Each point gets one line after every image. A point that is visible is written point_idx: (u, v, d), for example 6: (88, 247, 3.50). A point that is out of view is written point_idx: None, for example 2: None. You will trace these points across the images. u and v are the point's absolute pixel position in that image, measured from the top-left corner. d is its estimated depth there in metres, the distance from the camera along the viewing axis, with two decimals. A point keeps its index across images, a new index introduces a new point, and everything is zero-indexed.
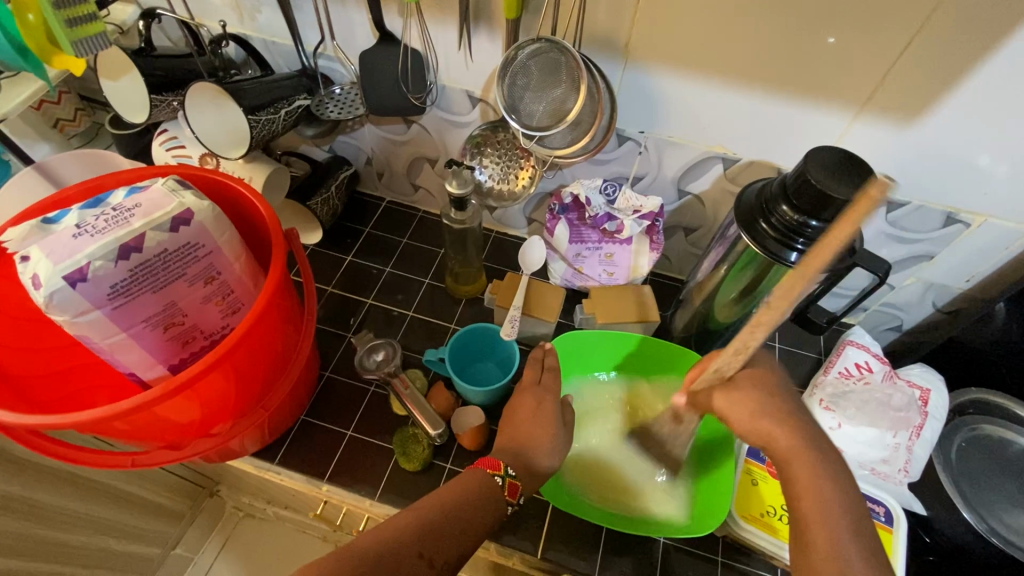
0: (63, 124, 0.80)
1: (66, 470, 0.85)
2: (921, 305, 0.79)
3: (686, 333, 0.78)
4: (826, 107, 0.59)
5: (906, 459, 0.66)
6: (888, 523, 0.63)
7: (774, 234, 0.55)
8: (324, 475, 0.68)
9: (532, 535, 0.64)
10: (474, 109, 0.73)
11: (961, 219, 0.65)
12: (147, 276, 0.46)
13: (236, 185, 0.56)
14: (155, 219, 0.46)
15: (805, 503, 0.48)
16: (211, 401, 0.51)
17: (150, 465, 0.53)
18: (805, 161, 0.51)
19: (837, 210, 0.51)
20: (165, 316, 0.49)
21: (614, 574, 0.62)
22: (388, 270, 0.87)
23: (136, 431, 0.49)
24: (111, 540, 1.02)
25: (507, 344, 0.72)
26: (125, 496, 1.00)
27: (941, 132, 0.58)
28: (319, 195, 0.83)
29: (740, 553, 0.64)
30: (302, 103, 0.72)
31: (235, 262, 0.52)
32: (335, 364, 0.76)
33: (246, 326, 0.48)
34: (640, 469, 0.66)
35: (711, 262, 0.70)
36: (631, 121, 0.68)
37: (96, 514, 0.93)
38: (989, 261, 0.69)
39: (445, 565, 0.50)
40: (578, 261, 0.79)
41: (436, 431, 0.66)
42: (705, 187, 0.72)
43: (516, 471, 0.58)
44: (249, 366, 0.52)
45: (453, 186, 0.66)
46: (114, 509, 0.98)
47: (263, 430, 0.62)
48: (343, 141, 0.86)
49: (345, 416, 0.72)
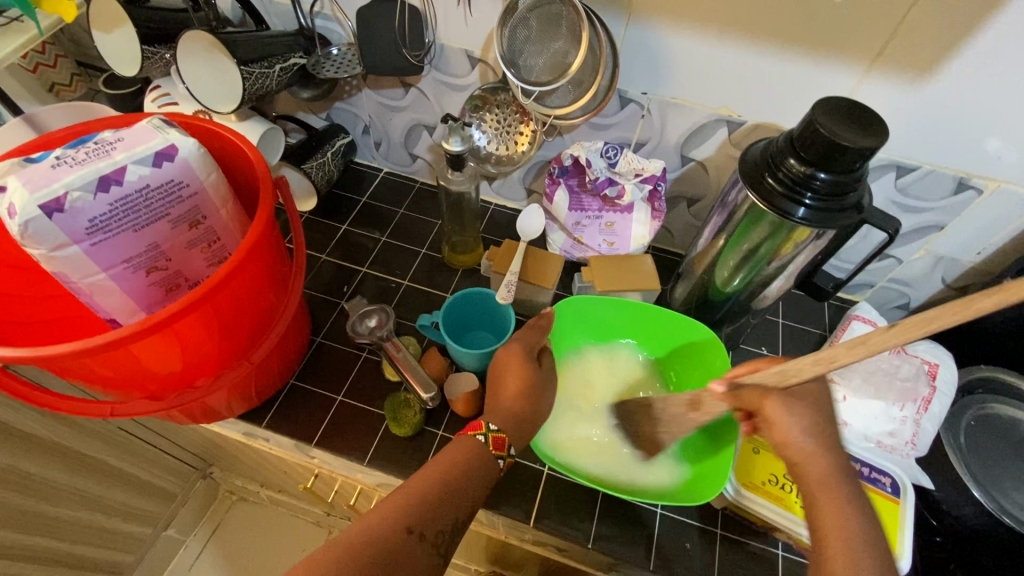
0: (58, 88, 0.79)
1: (55, 442, 0.83)
2: (929, 281, 0.77)
3: (686, 306, 0.76)
4: (835, 63, 0.57)
5: (914, 432, 0.63)
6: (896, 494, 0.60)
7: (780, 190, 0.53)
8: (312, 439, 0.66)
9: (525, 505, 0.62)
10: (473, 70, 0.71)
11: (974, 184, 0.63)
12: (127, 212, 0.44)
13: (226, 133, 0.55)
14: (137, 153, 0.44)
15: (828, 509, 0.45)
16: (193, 349, 0.49)
17: (129, 416, 0.52)
18: (813, 112, 0.49)
19: (846, 162, 0.49)
20: (147, 258, 0.47)
21: (607, 546, 0.60)
22: (383, 240, 0.85)
23: (115, 376, 0.48)
24: (102, 517, 1.00)
25: (502, 310, 0.70)
26: (117, 473, 0.99)
27: (953, 91, 0.56)
28: (314, 159, 0.81)
29: (739, 526, 0.62)
30: (297, 62, 0.70)
31: (221, 207, 0.51)
32: (326, 330, 0.75)
33: (229, 269, 0.47)
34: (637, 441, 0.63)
35: (709, 232, 0.67)
36: (634, 82, 0.66)
37: (87, 489, 0.92)
38: (1001, 231, 0.66)
39: (439, 537, 0.48)
40: (577, 231, 0.76)
41: (427, 396, 0.65)
42: (709, 153, 0.70)
43: (499, 424, 0.55)
44: (233, 314, 0.51)
45: (449, 142, 0.65)
46: (106, 486, 0.97)
47: (249, 388, 0.60)
48: (340, 109, 0.85)
49: (336, 382, 0.70)
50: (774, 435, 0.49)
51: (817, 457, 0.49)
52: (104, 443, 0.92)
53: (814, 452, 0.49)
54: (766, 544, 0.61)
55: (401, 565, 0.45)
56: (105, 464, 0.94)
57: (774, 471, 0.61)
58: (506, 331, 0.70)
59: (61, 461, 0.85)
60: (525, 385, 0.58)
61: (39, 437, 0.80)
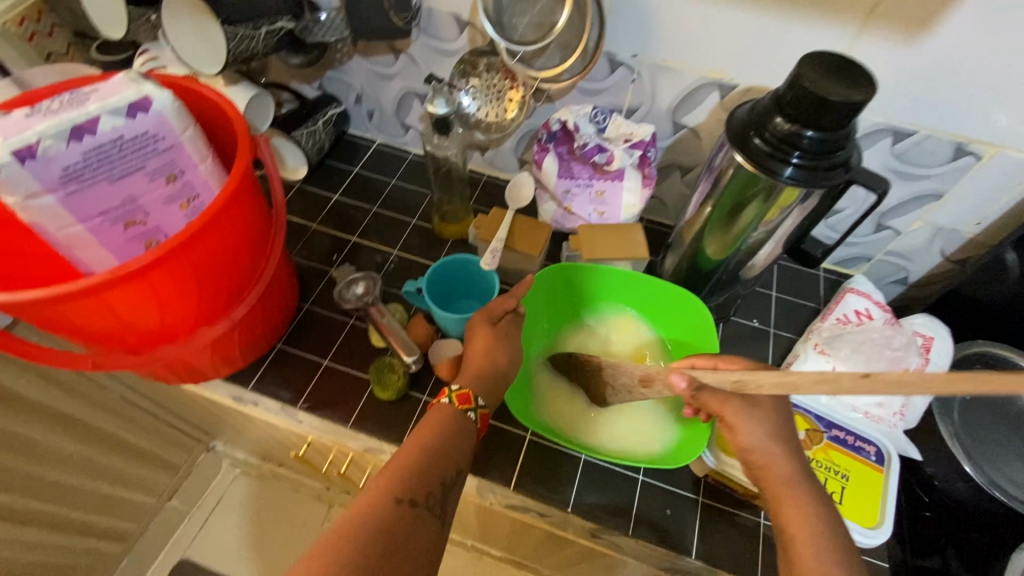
0: (55, 57, 0.78)
1: (57, 408, 0.85)
2: (928, 254, 0.75)
3: (675, 277, 0.74)
4: (826, 21, 0.56)
5: (902, 404, 0.60)
6: (879, 462, 0.59)
7: (767, 149, 0.52)
8: (298, 403, 0.66)
9: (506, 468, 0.62)
10: (462, 35, 0.71)
11: (971, 150, 0.61)
12: (102, 163, 0.45)
13: (207, 92, 0.55)
14: (110, 103, 0.44)
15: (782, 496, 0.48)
16: (171, 304, 0.50)
17: (111, 370, 0.52)
18: (798, 67, 0.48)
19: (835, 117, 0.48)
20: (124, 212, 0.48)
21: (586, 511, 0.60)
22: (373, 210, 0.85)
23: (94, 328, 0.48)
24: (106, 485, 1.02)
25: (487, 277, 0.69)
26: (120, 443, 1.00)
27: (948, 49, 0.54)
28: (305, 127, 0.82)
29: (720, 493, 0.62)
30: (284, 25, 0.69)
31: (200, 163, 0.51)
32: (315, 297, 0.75)
33: (203, 222, 0.47)
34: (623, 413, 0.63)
35: (696, 200, 0.66)
36: (623, 45, 0.65)
37: (91, 456, 0.93)
38: (1000, 200, 0.64)
39: (430, 500, 0.48)
40: (567, 200, 0.75)
41: (410, 358, 0.65)
42: (701, 120, 0.69)
43: (462, 383, 0.55)
44: (211, 270, 0.51)
45: (433, 105, 0.64)
46: (109, 455, 0.98)
47: (232, 349, 0.61)
48: (331, 77, 0.84)
49: (322, 346, 0.70)
50: (738, 439, 0.51)
51: None
52: (106, 411, 0.93)
53: (778, 458, 0.51)
54: (747, 511, 0.61)
55: (400, 533, 0.45)
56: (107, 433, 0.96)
57: None
58: (490, 296, 0.70)
59: (62, 428, 0.86)
60: (501, 347, 0.58)
61: (43, 404, 0.81)
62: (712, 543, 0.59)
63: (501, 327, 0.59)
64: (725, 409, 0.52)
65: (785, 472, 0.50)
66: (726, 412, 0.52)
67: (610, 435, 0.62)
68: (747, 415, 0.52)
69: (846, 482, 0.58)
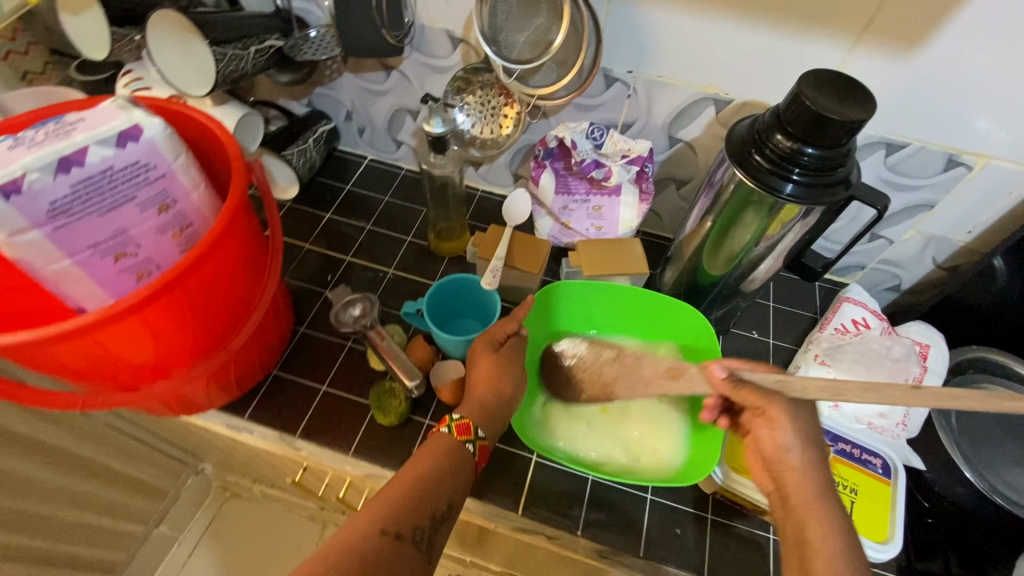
0: (31, 77, 0.76)
1: (43, 440, 0.82)
2: (920, 262, 0.76)
3: (675, 291, 0.75)
4: (821, 37, 0.56)
5: (904, 414, 0.61)
6: (886, 475, 0.60)
7: (767, 167, 0.52)
8: (296, 432, 0.64)
9: (512, 492, 0.61)
10: (456, 51, 0.70)
11: (963, 161, 0.62)
12: (91, 195, 0.43)
13: (197, 116, 0.53)
14: (98, 132, 0.43)
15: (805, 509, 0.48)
16: (166, 339, 0.48)
17: (101, 408, 0.51)
18: (797, 84, 0.48)
19: (834, 135, 0.48)
20: (115, 245, 0.45)
21: (596, 532, 0.59)
22: (367, 228, 0.84)
23: (85, 367, 0.46)
24: (93, 516, 0.98)
25: (487, 296, 0.68)
26: (108, 471, 0.97)
27: (940, 64, 0.55)
28: (295, 146, 0.80)
29: (728, 510, 0.61)
30: (274, 44, 0.68)
31: (192, 191, 0.49)
32: (310, 320, 0.73)
33: (199, 253, 0.45)
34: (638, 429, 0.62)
35: (696, 215, 0.66)
36: (619, 61, 0.65)
37: (76, 488, 0.90)
38: (991, 209, 0.65)
39: (417, 535, 0.47)
40: (564, 215, 0.75)
41: (413, 383, 0.63)
42: (697, 134, 0.69)
43: (463, 412, 0.54)
44: (207, 302, 0.49)
45: (429, 124, 0.63)
46: (96, 484, 0.95)
47: (229, 379, 0.59)
48: (321, 94, 0.83)
49: (319, 372, 0.68)
50: (777, 436, 0.51)
51: None
52: (92, 440, 0.90)
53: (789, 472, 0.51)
54: (757, 527, 0.61)
55: (383, 568, 0.44)
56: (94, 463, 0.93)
57: None
58: (491, 316, 0.69)
59: (48, 459, 0.83)
60: (502, 372, 0.57)
61: (29, 436, 0.78)
62: (722, 560, 0.59)
63: (504, 353, 0.58)
64: (768, 404, 0.50)
65: (795, 488, 0.50)
66: (770, 408, 0.51)
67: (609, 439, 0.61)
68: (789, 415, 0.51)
69: (856, 496, 0.58)
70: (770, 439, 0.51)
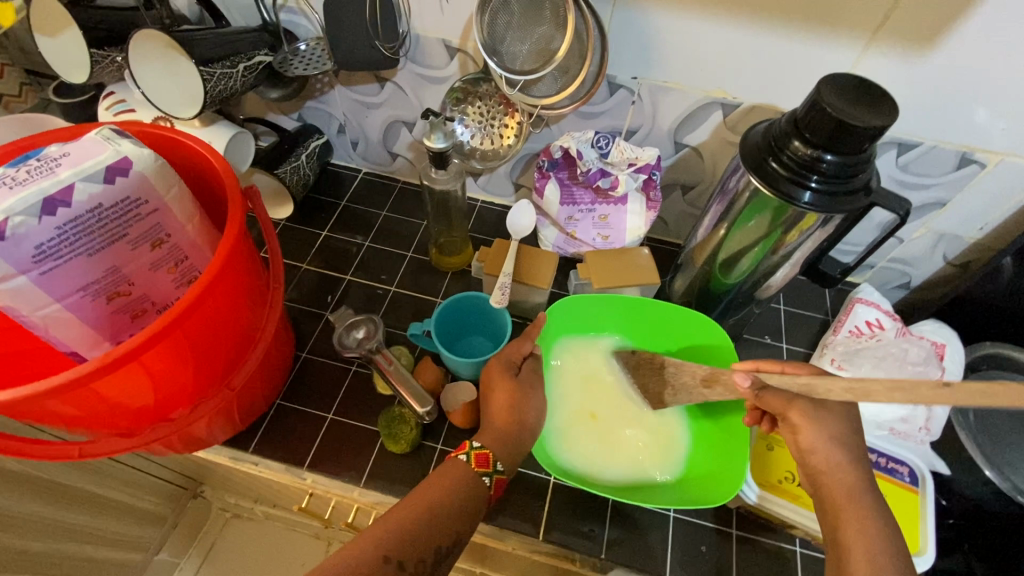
0: (8, 100, 0.72)
1: (45, 479, 0.78)
2: (930, 259, 0.75)
3: (686, 298, 0.74)
4: (833, 38, 0.54)
5: (926, 418, 0.61)
6: (914, 483, 0.59)
7: (785, 174, 0.51)
8: (304, 464, 0.62)
9: (533, 517, 0.59)
10: (452, 61, 0.67)
11: (976, 158, 0.61)
12: (79, 236, 0.40)
13: (190, 142, 0.51)
14: (85, 168, 0.40)
15: (846, 527, 0.46)
16: (165, 381, 0.46)
17: (99, 456, 0.48)
18: (816, 89, 0.46)
19: (855, 142, 0.46)
20: (107, 284, 0.43)
21: (621, 555, 0.57)
22: (367, 245, 0.81)
23: (80, 413, 0.44)
24: (103, 551, 0.95)
25: (497, 314, 0.67)
26: (116, 505, 0.93)
27: (956, 62, 0.53)
28: (288, 163, 0.76)
29: (755, 524, 0.60)
30: (263, 60, 0.65)
31: (187, 224, 0.47)
32: (312, 345, 0.71)
33: (198, 291, 0.43)
34: (645, 453, 0.60)
35: (708, 222, 0.65)
36: (623, 67, 0.63)
37: (86, 524, 0.86)
38: (1005, 206, 0.64)
39: (418, 566, 0.45)
40: (570, 226, 0.73)
41: (424, 410, 0.61)
42: (703, 139, 0.67)
43: (484, 441, 0.52)
44: (207, 339, 0.47)
45: (431, 139, 0.61)
46: (106, 519, 0.91)
47: (233, 414, 0.57)
48: (311, 108, 0.80)
49: (326, 399, 0.66)
50: (800, 439, 0.50)
51: None
52: (99, 477, 0.86)
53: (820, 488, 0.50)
54: (784, 542, 0.59)
55: None
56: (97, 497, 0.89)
57: (791, 467, 0.60)
58: (502, 336, 0.67)
59: (53, 499, 0.79)
60: (521, 399, 0.54)
61: (31, 475, 0.75)
62: None
63: (524, 377, 0.56)
64: (790, 409, 0.50)
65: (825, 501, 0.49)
66: (792, 410, 0.50)
67: (606, 447, 0.60)
68: (812, 415, 0.50)
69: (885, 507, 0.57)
70: (793, 442, 0.51)
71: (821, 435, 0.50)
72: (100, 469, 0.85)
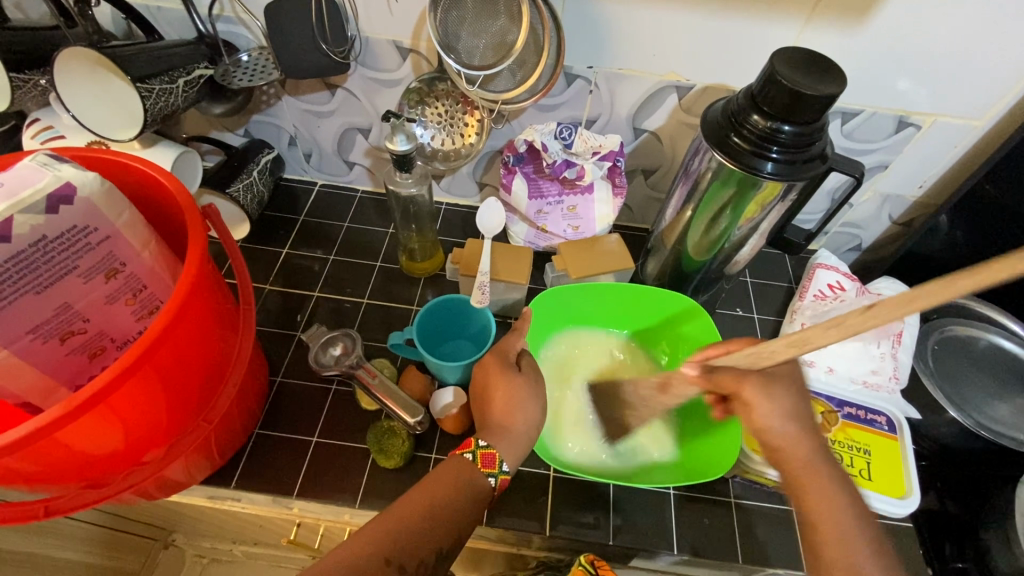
0: None
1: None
2: (878, 220, 0.79)
3: (659, 280, 0.75)
4: (776, 16, 0.57)
5: (894, 366, 0.66)
6: (893, 431, 0.62)
7: (747, 147, 0.52)
8: (292, 492, 0.58)
9: (537, 513, 0.59)
10: (405, 62, 0.66)
11: (912, 122, 0.65)
12: (22, 273, 0.37)
13: (138, 165, 0.47)
14: (23, 199, 0.36)
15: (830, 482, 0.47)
16: (138, 424, 0.43)
17: (68, 512, 0.45)
18: (771, 63, 0.48)
19: (809, 111, 0.48)
20: (60, 323, 0.40)
21: (627, 539, 0.58)
22: (331, 260, 0.78)
23: (44, 470, 0.41)
24: None
25: (478, 313, 0.66)
26: (81, 567, 0.84)
27: (888, 32, 0.57)
28: (240, 180, 0.72)
29: (751, 491, 0.61)
30: (202, 73, 0.62)
31: (143, 250, 0.44)
32: (286, 367, 0.67)
33: (164, 324, 0.40)
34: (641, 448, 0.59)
35: (674, 205, 0.67)
36: (578, 58, 0.63)
37: None
38: (940, 164, 0.69)
39: (420, 569, 0.44)
40: (539, 219, 0.74)
41: (415, 420, 0.59)
42: (661, 122, 0.69)
43: (488, 439, 0.51)
44: (179, 373, 0.44)
45: (394, 142, 0.60)
46: None
47: (212, 450, 0.54)
48: (259, 122, 0.76)
49: (308, 422, 0.63)
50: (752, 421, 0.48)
51: (806, 434, 0.49)
52: (61, 536, 0.79)
53: None
54: (780, 504, 0.61)
55: None
56: (57, 560, 0.80)
57: None
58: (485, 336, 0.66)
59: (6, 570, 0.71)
60: (519, 398, 0.53)
61: None
62: (753, 543, 0.58)
63: (524, 372, 0.55)
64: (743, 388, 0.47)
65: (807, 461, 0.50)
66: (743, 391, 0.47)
67: (606, 443, 0.59)
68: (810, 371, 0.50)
69: (871, 457, 0.60)
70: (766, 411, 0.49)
71: (778, 411, 0.47)
72: (59, 530, 0.77)
